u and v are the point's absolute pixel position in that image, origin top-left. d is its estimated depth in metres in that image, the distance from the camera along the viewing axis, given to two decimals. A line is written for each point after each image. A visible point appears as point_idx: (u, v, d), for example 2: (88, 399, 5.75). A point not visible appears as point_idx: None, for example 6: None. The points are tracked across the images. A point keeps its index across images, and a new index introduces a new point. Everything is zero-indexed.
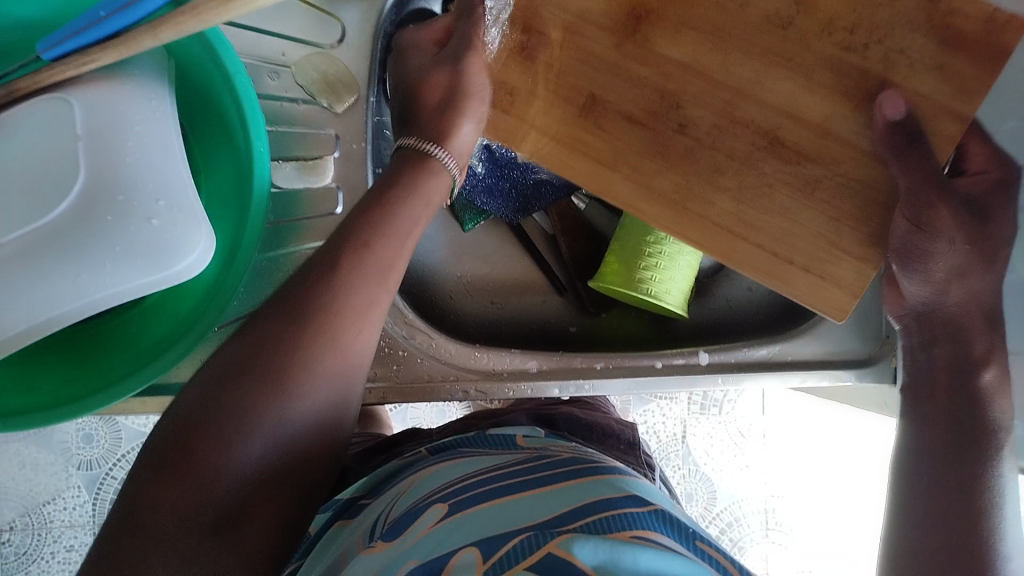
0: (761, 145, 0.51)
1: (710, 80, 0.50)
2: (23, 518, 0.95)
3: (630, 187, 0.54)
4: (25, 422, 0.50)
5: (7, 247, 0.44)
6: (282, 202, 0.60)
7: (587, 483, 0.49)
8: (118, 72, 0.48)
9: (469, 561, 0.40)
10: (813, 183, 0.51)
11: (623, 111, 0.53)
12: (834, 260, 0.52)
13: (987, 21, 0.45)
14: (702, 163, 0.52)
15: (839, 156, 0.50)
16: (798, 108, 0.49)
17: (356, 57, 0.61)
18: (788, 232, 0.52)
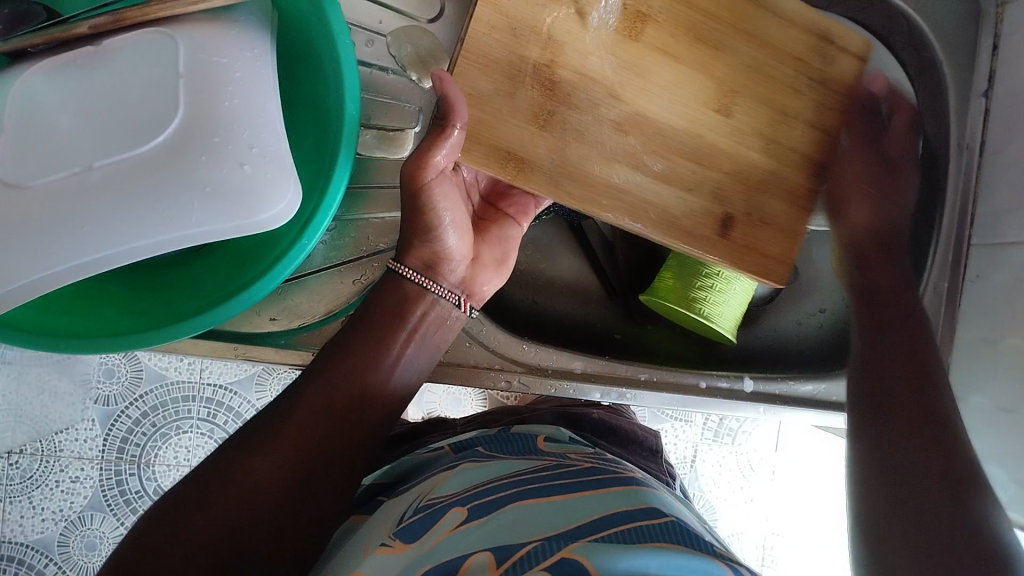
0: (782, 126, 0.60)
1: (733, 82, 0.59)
2: (35, 442, 0.97)
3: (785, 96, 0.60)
4: (80, 347, 0.51)
5: (98, 171, 0.45)
6: (357, 169, 0.61)
7: (611, 495, 0.49)
8: (225, 17, 0.49)
9: (483, 563, 0.40)
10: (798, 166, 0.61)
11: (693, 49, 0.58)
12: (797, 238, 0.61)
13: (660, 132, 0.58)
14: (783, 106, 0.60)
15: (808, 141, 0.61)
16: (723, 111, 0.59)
17: (450, 34, 0.62)
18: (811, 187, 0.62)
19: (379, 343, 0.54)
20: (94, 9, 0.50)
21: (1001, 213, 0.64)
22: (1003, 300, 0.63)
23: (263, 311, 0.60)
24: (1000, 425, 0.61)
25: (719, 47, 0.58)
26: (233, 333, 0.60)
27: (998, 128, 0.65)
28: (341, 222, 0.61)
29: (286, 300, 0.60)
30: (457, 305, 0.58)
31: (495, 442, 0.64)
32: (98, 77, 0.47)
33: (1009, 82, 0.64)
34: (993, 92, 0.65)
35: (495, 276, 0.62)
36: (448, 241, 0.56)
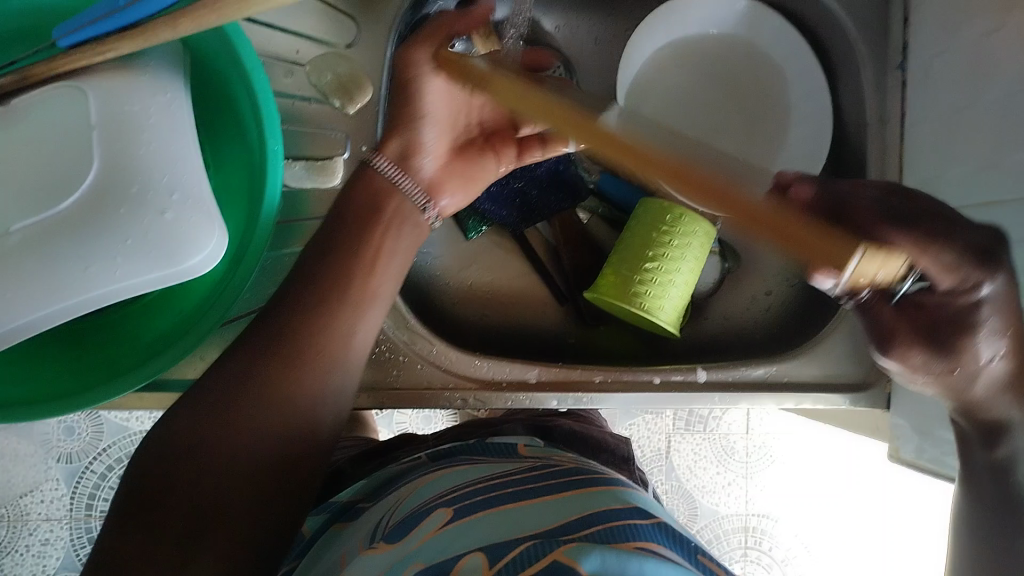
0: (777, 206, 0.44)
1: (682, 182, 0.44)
2: (0, 509, 0.94)
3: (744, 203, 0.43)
4: (21, 414, 0.50)
5: (18, 234, 0.44)
6: (291, 202, 0.60)
7: (591, 493, 0.49)
8: (136, 63, 0.48)
9: (476, 564, 0.40)
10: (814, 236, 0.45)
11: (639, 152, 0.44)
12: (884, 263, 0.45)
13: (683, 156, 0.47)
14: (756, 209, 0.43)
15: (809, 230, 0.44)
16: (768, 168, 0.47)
17: (370, 57, 0.61)
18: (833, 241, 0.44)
19: (324, 319, 0.49)
20: (0, 68, 0.49)
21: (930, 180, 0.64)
22: None
23: (208, 355, 0.59)
24: None
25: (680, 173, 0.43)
26: (180, 380, 0.59)
27: (916, 98, 0.66)
28: (274, 257, 0.60)
29: (227, 340, 0.59)
30: (423, 209, 0.57)
31: (471, 450, 0.64)
32: (10, 137, 0.46)
33: (921, 52, 0.65)
34: (908, 62, 0.67)
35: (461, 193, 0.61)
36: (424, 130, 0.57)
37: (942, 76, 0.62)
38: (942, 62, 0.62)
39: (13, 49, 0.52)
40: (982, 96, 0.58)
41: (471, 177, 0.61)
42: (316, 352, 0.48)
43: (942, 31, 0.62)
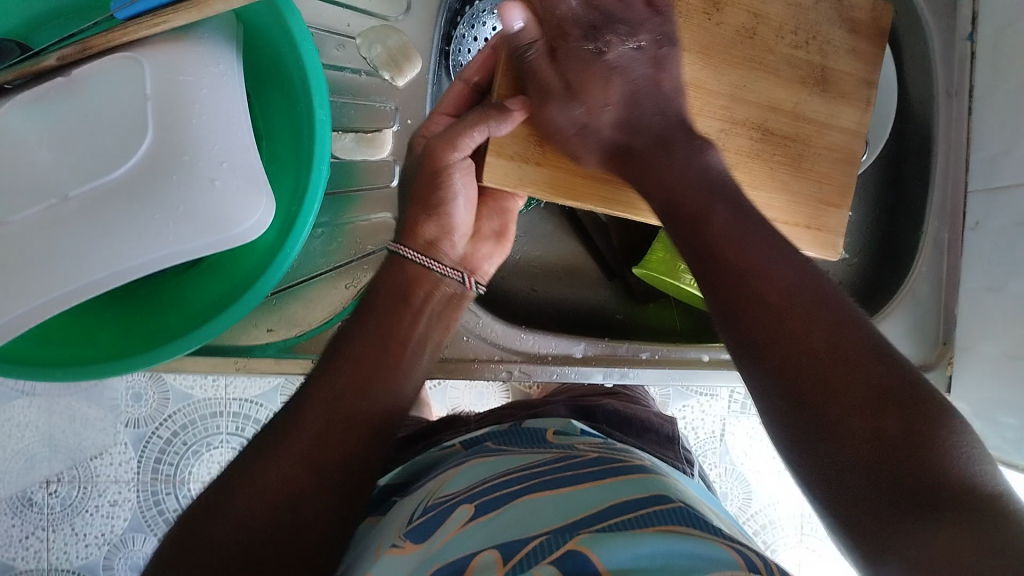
0: (756, 137, 0.57)
1: (707, 90, 0.55)
2: (70, 470, 0.98)
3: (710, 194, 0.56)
4: (77, 374, 0.51)
5: (74, 201, 0.46)
6: (339, 173, 0.61)
7: (618, 484, 0.49)
8: (189, 35, 0.49)
9: (489, 563, 0.40)
10: (800, 157, 0.58)
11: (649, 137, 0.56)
12: (829, 215, 0.59)
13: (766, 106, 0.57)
14: (723, 168, 0.56)
15: (814, 131, 0.58)
16: (785, 102, 0.57)
17: (419, 31, 0.61)
18: (793, 202, 0.58)
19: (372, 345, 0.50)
20: (61, 41, 0.51)
21: (995, 158, 0.62)
22: (999, 245, 0.61)
23: (261, 322, 0.60)
24: (1007, 373, 0.60)
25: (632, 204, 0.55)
26: (233, 347, 0.60)
27: (985, 71, 0.63)
28: (328, 226, 0.61)
29: (280, 309, 0.60)
30: (464, 284, 0.57)
31: (502, 437, 0.64)
32: (69, 106, 0.47)
33: (992, 23, 0.62)
34: (977, 34, 0.64)
35: (495, 250, 0.61)
36: (455, 213, 0.55)
37: (1013, 47, 0.60)
38: (1012, 34, 0.60)
39: (74, 22, 0.53)
40: None
41: (497, 230, 0.61)
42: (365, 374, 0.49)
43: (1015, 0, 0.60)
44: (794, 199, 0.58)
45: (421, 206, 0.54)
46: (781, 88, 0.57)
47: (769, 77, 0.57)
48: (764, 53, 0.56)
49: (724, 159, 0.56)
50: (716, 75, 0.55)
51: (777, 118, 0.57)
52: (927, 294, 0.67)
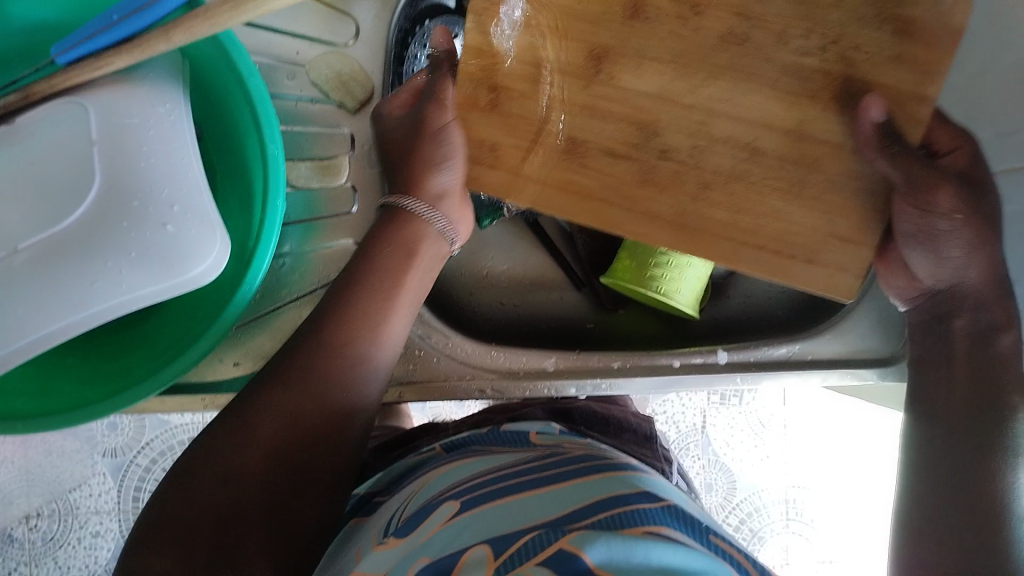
0: (743, 157, 0.48)
1: (677, 104, 0.48)
2: (50, 504, 0.97)
3: (639, 215, 0.50)
4: (39, 426, 0.50)
5: (24, 253, 0.45)
6: (301, 202, 0.60)
7: (602, 479, 0.49)
8: (132, 76, 0.48)
9: (480, 558, 0.40)
10: (801, 184, 0.48)
11: (602, 147, 0.50)
12: (842, 252, 0.48)
13: (761, 122, 0.48)
14: (692, 183, 0.49)
15: (824, 155, 0.47)
16: (783, 120, 0.47)
17: (369, 54, 0.61)
18: (787, 233, 0.49)
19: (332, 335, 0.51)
20: (4, 88, 0.50)
21: None
22: None
23: (227, 356, 0.60)
24: None
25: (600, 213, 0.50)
26: (199, 384, 0.60)
27: None
28: (293, 255, 0.60)
29: (247, 342, 0.60)
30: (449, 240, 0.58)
31: (482, 440, 0.64)
32: (12, 155, 0.46)
33: None
34: None
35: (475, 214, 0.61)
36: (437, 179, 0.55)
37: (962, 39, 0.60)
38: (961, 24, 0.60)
39: (17, 67, 0.52)
40: None
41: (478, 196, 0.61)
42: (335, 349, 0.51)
43: None
44: (791, 229, 0.49)
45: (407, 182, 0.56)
46: (776, 103, 0.47)
47: (759, 90, 0.47)
48: (753, 63, 0.47)
49: (699, 177, 0.49)
50: (641, 70, 0.48)
51: (772, 136, 0.48)
52: None
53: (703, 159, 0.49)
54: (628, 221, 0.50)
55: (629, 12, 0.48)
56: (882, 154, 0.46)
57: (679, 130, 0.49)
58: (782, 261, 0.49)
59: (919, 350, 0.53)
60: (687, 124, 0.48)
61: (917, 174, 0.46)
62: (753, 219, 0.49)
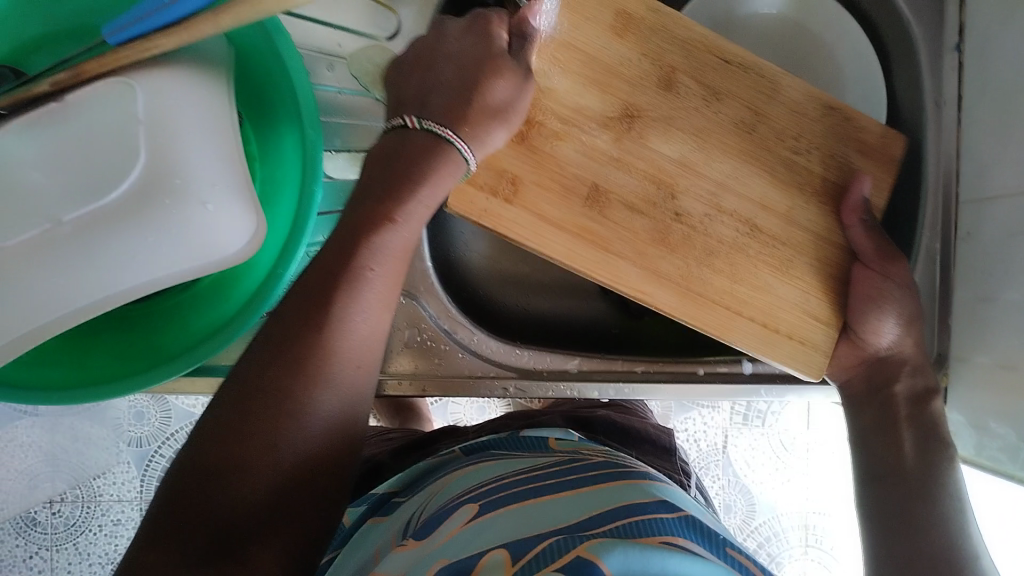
0: (744, 231, 0.58)
1: (696, 173, 0.58)
2: (74, 490, 0.98)
3: (635, 271, 0.57)
4: (72, 398, 0.51)
5: (68, 225, 0.46)
6: (331, 194, 0.63)
7: (619, 487, 0.49)
8: (180, 59, 0.49)
9: (498, 561, 0.40)
10: (789, 262, 0.58)
11: (623, 199, 0.57)
12: (817, 330, 0.58)
13: (756, 208, 0.58)
14: (700, 248, 0.58)
15: (807, 239, 0.59)
16: (775, 206, 0.59)
17: (409, 51, 0.62)
18: (774, 307, 0.58)
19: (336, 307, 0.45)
20: (50, 70, 0.51)
21: (986, 168, 0.62)
22: (990, 255, 0.61)
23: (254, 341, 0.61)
24: (1001, 381, 0.59)
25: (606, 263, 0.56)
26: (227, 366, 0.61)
27: (972, 82, 0.64)
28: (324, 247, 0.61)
29: None
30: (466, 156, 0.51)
31: (503, 444, 0.64)
32: (61, 131, 0.47)
33: (980, 34, 0.63)
34: (966, 45, 0.64)
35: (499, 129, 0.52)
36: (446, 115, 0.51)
37: (1001, 58, 0.60)
38: (1000, 43, 0.60)
39: (66, 46, 0.54)
40: None
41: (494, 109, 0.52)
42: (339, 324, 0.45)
43: (1001, 12, 0.60)
44: (777, 305, 0.58)
45: (428, 108, 0.51)
46: (772, 189, 0.59)
47: (762, 175, 0.59)
48: (762, 154, 0.59)
49: (705, 242, 0.58)
50: (668, 135, 0.58)
51: (768, 218, 0.58)
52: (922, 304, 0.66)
53: (712, 226, 0.58)
54: (637, 279, 0.57)
55: (664, 85, 0.58)
56: (861, 224, 0.57)
57: (696, 197, 0.58)
58: (769, 333, 0.58)
59: (861, 419, 0.58)
60: (701, 204, 0.58)
61: (884, 246, 0.57)
62: (746, 290, 0.58)
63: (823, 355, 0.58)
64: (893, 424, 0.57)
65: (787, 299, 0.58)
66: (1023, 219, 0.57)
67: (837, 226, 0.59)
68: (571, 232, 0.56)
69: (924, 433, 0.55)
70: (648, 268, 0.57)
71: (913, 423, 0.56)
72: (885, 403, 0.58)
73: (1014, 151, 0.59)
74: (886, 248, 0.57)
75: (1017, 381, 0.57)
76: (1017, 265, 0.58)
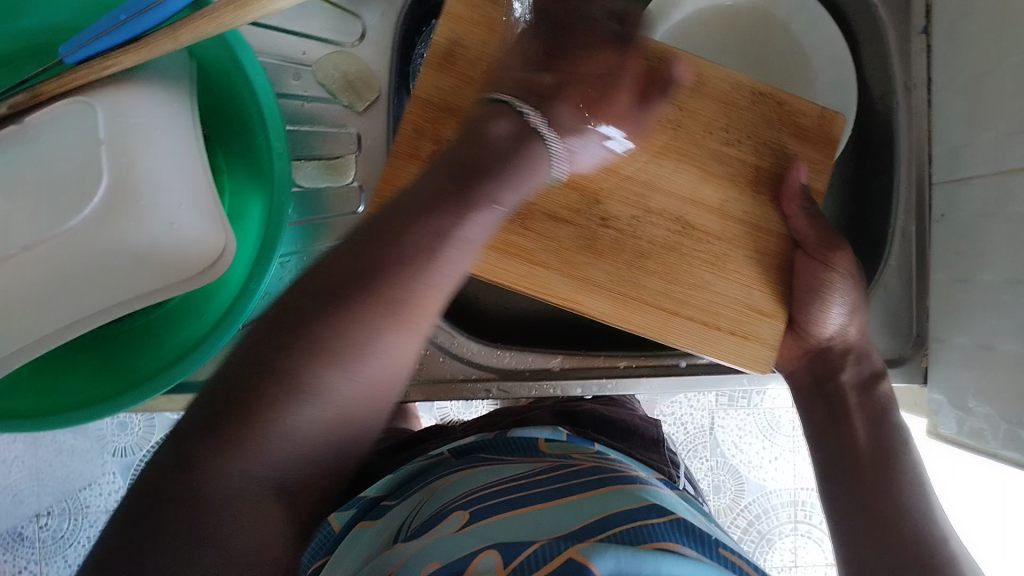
0: (676, 230, 0.57)
1: (620, 174, 0.56)
2: (61, 503, 0.97)
3: (564, 281, 0.55)
4: (47, 424, 0.50)
5: (33, 251, 0.45)
6: (303, 202, 0.60)
7: (610, 493, 0.49)
8: (140, 75, 0.49)
9: (490, 565, 0.40)
10: (725, 257, 0.57)
11: (547, 210, 0.55)
12: (760, 323, 0.57)
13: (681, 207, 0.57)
14: (631, 251, 0.56)
15: (738, 234, 0.57)
16: (707, 199, 0.57)
17: (376, 54, 0.61)
18: (711, 303, 0.56)
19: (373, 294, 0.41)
20: (14, 88, 0.50)
21: (958, 149, 0.62)
22: (963, 235, 0.61)
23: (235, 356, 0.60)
24: (981, 361, 0.60)
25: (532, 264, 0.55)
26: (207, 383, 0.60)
27: (940, 63, 0.64)
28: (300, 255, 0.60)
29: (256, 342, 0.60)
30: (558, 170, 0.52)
31: (492, 445, 0.64)
32: (23, 153, 0.47)
33: (946, 15, 0.63)
34: (932, 27, 0.64)
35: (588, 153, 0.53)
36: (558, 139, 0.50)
37: (969, 39, 0.60)
38: (967, 24, 0.60)
39: (25, 66, 0.53)
40: (1006, 59, 0.56)
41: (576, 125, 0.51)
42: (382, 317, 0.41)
43: None
44: (713, 303, 0.56)
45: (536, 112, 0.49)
46: (704, 183, 0.57)
47: (691, 170, 0.57)
48: (691, 150, 0.57)
49: (637, 245, 0.56)
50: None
51: (700, 213, 0.57)
52: (898, 287, 0.67)
53: (642, 227, 0.56)
54: (568, 287, 0.55)
55: None
56: (803, 212, 0.57)
57: (622, 197, 0.56)
58: (708, 330, 0.56)
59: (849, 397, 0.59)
60: (625, 207, 0.56)
61: (826, 235, 0.56)
62: (681, 290, 0.56)
63: (766, 347, 0.57)
64: (843, 413, 0.59)
65: (721, 297, 0.56)
66: (996, 199, 0.57)
67: (778, 214, 0.58)
68: (481, 244, 0.54)
69: (872, 419, 0.58)
70: (575, 277, 0.55)
71: (862, 410, 0.59)
72: (831, 394, 0.60)
73: (984, 132, 0.59)
74: (829, 236, 0.56)
75: (996, 362, 0.58)
76: (992, 244, 0.58)
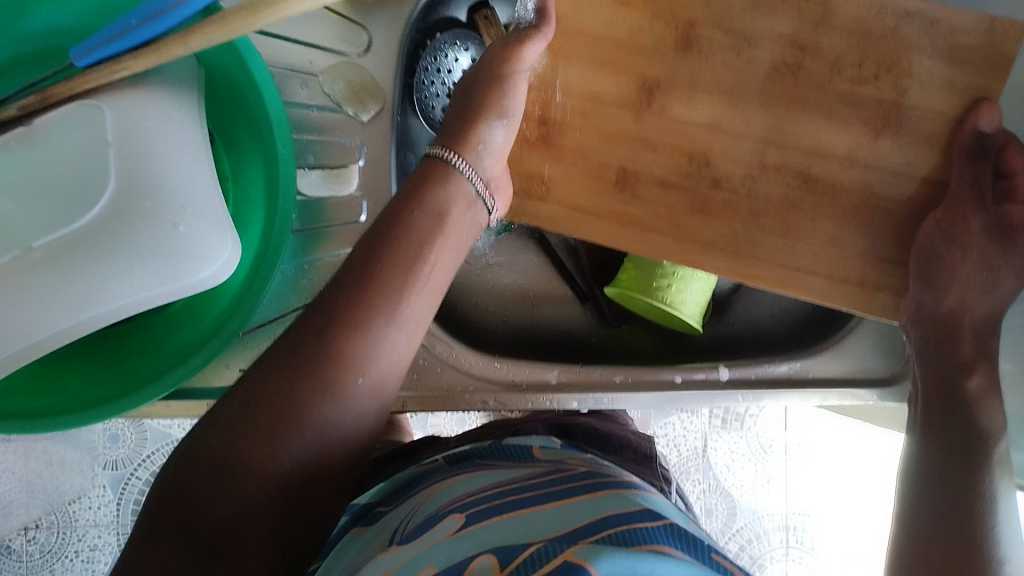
0: (794, 184, 0.58)
1: (730, 132, 0.58)
2: (50, 516, 0.97)
3: (669, 244, 0.59)
4: (44, 426, 0.51)
5: (38, 251, 0.45)
6: (305, 210, 0.61)
7: (605, 498, 0.49)
8: (147, 80, 0.49)
9: (487, 566, 0.40)
10: (845, 210, 0.58)
11: (655, 177, 0.59)
12: (878, 271, 0.59)
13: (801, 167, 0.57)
14: (745, 210, 0.58)
15: (858, 181, 0.57)
16: (829, 149, 0.57)
17: (381, 66, 0.62)
18: (822, 256, 0.58)
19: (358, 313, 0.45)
20: (22, 91, 0.51)
21: None
22: None
23: (233, 362, 0.61)
24: None
25: (644, 238, 0.60)
26: (203, 388, 0.61)
27: None
28: (302, 266, 0.61)
29: (249, 347, 0.61)
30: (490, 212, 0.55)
31: (485, 453, 0.64)
32: (27, 156, 0.47)
33: None
34: None
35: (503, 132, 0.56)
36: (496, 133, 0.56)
37: None
38: None
39: (30, 70, 0.53)
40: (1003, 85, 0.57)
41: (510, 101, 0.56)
42: (332, 350, 0.44)
43: None
44: (832, 254, 0.58)
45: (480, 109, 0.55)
46: (829, 131, 0.57)
47: (813, 119, 0.57)
48: (797, 96, 0.56)
49: (742, 207, 0.58)
50: (695, 100, 0.57)
51: (822, 164, 0.57)
52: None
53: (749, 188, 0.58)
54: (680, 250, 0.59)
55: (683, 46, 0.57)
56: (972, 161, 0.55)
57: (732, 159, 0.58)
58: (832, 284, 0.59)
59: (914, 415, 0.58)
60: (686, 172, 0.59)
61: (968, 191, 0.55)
62: (793, 245, 0.58)
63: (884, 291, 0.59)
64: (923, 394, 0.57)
65: (841, 246, 0.58)
66: None
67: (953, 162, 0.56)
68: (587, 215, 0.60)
69: None
70: (688, 240, 0.59)
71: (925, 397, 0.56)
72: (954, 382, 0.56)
73: None
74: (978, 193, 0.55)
75: None
76: None
